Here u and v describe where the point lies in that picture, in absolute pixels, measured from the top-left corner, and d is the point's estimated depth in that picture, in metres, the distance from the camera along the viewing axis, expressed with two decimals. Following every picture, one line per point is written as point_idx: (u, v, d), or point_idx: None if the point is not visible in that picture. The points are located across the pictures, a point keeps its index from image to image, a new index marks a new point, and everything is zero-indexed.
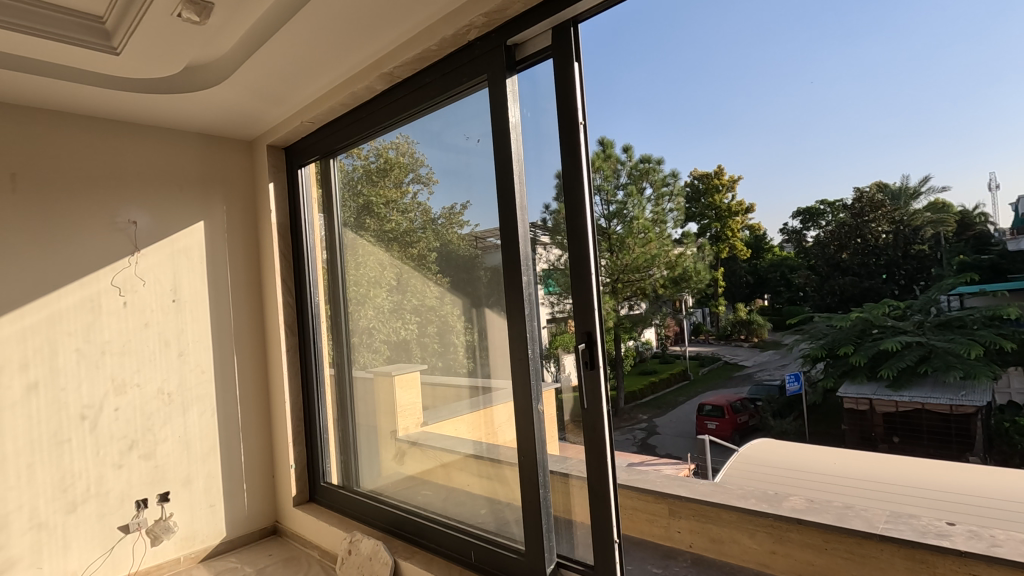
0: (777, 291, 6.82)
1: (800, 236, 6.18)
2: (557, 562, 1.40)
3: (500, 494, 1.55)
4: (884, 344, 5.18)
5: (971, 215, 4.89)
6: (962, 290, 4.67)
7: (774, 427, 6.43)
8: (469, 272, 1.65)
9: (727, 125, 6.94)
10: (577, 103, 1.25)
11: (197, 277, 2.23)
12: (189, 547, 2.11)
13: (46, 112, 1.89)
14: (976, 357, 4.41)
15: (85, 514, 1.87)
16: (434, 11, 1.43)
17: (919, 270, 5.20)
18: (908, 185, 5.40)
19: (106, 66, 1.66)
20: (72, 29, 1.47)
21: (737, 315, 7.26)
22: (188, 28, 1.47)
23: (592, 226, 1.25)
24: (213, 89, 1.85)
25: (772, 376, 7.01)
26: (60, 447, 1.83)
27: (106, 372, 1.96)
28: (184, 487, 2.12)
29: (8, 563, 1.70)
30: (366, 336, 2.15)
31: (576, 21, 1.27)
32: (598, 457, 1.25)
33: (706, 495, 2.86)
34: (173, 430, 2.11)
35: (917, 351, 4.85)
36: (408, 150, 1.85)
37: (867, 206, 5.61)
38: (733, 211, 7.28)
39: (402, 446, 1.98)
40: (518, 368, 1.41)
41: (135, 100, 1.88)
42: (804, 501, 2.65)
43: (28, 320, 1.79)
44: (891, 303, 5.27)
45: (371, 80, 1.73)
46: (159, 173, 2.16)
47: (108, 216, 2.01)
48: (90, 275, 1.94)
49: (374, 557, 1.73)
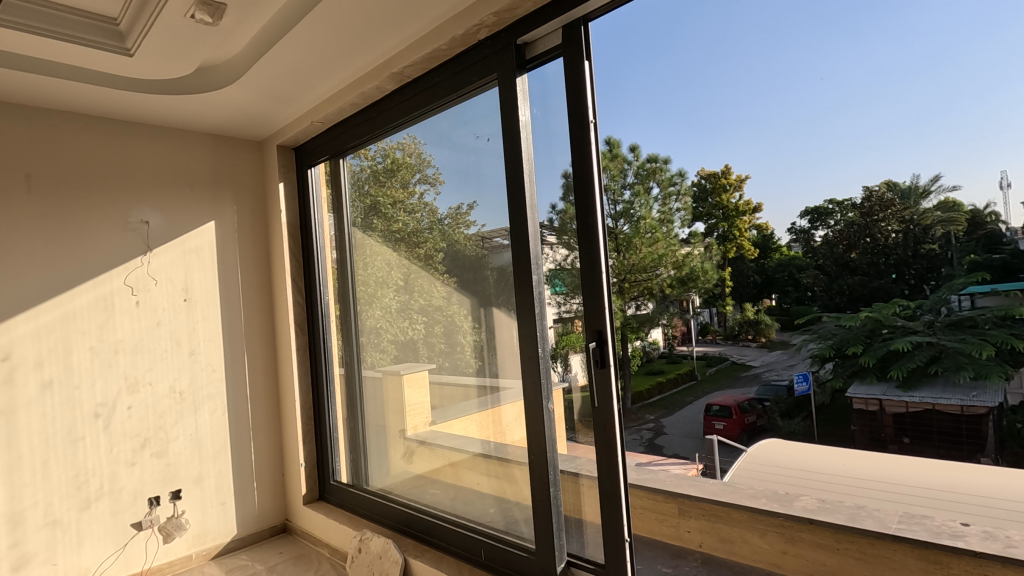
0: (784, 292, 5.90)
1: (805, 234, 5.28)
2: (567, 561, 1.40)
3: (509, 493, 1.55)
4: (895, 345, 4.61)
5: (984, 210, 3.60)
6: (966, 291, 3.90)
7: (783, 428, 5.82)
8: (475, 273, 1.66)
9: (715, 131, 6.45)
10: (586, 103, 1.25)
11: (208, 277, 2.25)
12: (200, 545, 2.12)
13: (59, 113, 1.91)
14: (986, 358, 3.83)
15: (99, 511, 1.88)
16: (444, 11, 1.44)
17: (931, 269, 4.17)
18: (923, 178, 4.26)
19: (120, 67, 1.68)
20: (87, 31, 1.48)
21: (744, 316, 6.42)
22: (201, 29, 1.48)
23: (602, 226, 1.26)
24: (224, 89, 1.86)
25: (780, 374, 6.27)
26: (73, 445, 1.84)
27: (119, 370, 1.97)
28: (195, 486, 2.14)
29: (24, 560, 1.72)
30: (373, 335, 2.16)
31: (586, 20, 1.27)
32: (609, 456, 1.25)
33: (716, 495, 2.87)
34: (184, 429, 2.13)
35: (924, 350, 4.38)
36: (415, 151, 1.86)
37: (877, 201, 4.69)
38: (739, 209, 6.64)
39: (410, 445, 1.98)
40: (528, 368, 1.42)
41: (148, 101, 1.90)
42: (815, 501, 2.64)
43: (42, 319, 1.81)
44: (895, 302, 4.53)
45: (381, 80, 1.74)
46: (171, 174, 2.18)
47: (121, 216, 2.03)
48: (103, 275, 1.96)
49: (384, 556, 1.73)
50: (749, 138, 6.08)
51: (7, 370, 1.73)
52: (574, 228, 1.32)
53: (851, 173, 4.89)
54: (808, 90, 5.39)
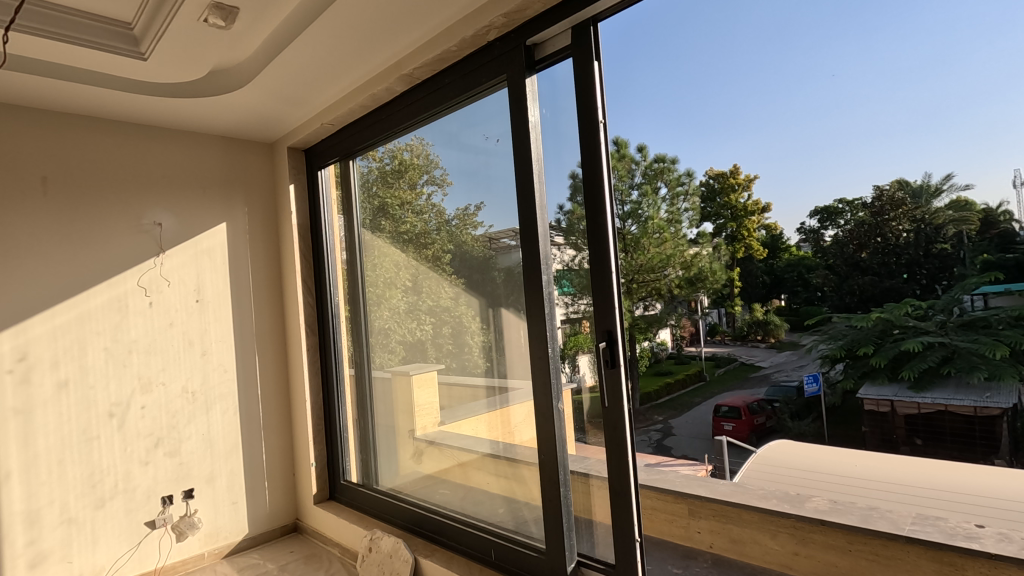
0: (793, 293, 4.22)
1: (814, 235, 3.85)
2: (578, 561, 1.40)
3: (519, 493, 1.55)
4: (906, 345, 3.65)
5: (995, 212, 2.56)
6: (977, 290, 2.92)
7: (790, 428, 4.83)
8: (484, 273, 1.67)
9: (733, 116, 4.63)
10: (596, 103, 1.25)
11: (220, 278, 2.26)
12: (213, 543, 2.15)
13: (75, 117, 1.94)
14: (998, 358, 2.99)
15: (113, 509, 1.90)
16: (454, 13, 1.44)
17: (940, 269, 3.09)
18: (935, 179, 3.05)
19: (134, 71, 1.71)
20: (102, 35, 1.51)
21: (756, 313, 4.66)
22: (214, 33, 1.51)
23: (612, 228, 1.25)
24: (234, 93, 1.88)
25: (791, 376, 4.84)
26: (89, 444, 1.87)
27: (132, 370, 2.00)
28: (208, 485, 2.16)
29: (40, 557, 1.74)
30: (382, 336, 2.17)
31: (595, 20, 1.27)
32: (620, 456, 1.25)
33: (727, 496, 2.89)
34: (196, 429, 2.15)
35: (936, 351, 3.53)
36: (423, 152, 1.87)
37: (887, 205, 3.42)
38: (750, 210, 4.72)
39: (420, 445, 1.99)
40: (538, 368, 1.42)
41: (162, 105, 1.93)
42: (827, 502, 2.63)
43: (58, 320, 1.83)
44: (906, 300, 3.46)
45: (391, 81, 1.75)
46: (183, 176, 2.20)
47: (135, 218, 2.05)
48: (117, 276, 1.98)
49: (394, 556, 1.74)
50: (746, 149, 4.58)
51: (24, 370, 1.76)
52: (582, 228, 1.33)
53: (844, 179, 3.56)
54: (816, 97, 3.95)
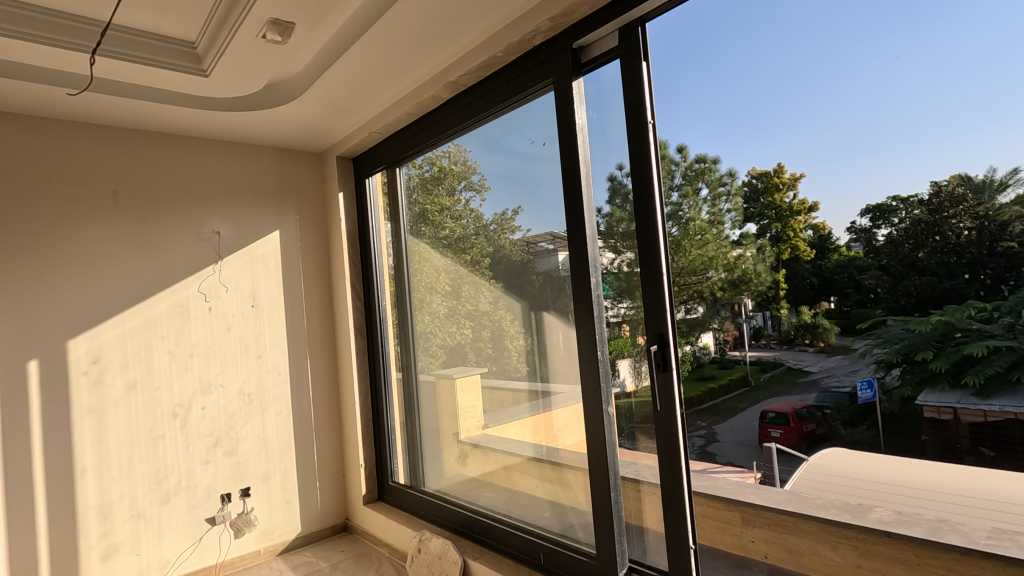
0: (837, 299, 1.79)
1: (865, 235, 1.59)
2: (629, 567, 1.39)
3: (564, 497, 1.55)
4: (969, 352, 1.53)
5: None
6: None
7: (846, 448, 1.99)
8: (523, 278, 1.67)
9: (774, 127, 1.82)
10: (646, 106, 1.26)
11: (273, 283, 2.33)
12: (268, 540, 2.21)
13: (141, 134, 2.06)
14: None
15: (177, 505, 2.01)
16: (500, 19, 1.47)
17: (1011, 268, 1.40)
18: (999, 178, 1.37)
19: (199, 88, 1.80)
20: (169, 55, 1.61)
21: (800, 319, 1.93)
22: (272, 49, 1.59)
23: (662, 227, 1.26)
24: (288, 105, 1.95)
25: (843, 388, 1.87)
26: (155, 442, 1.99)
27: (193, 373, 2.10)
28: (263, 484, 2.22)
29: (112, 549, 1.88)
30: (424, 339, 2.19)
31: (643, 20, 1.29)
32: (673, 459, 1.24)
33: (781, 503, 2.72)
34: (252, 429, 2.21)
35: (999, 354, 1.51)
36: (461, 158, 1.91)
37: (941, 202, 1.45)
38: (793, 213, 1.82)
39: (464, 448, 1.99)
40: (587, 371, 1.41)
41: (222, 120, 2.02)
42: (891, 512, 2.41)
43: (127, 324, 1.97)
44: (964, 302, 1.48)
45: (437, 89, 1.78)
46: (239, 185, 2.28)
47: (195, 228, 2.15)
48: (180, 283, 2.09)
49: (443, 557, 1.76)
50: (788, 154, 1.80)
51: (98, 372, 1.90)
52: (621, 231, 1.36)
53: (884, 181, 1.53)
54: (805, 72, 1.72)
